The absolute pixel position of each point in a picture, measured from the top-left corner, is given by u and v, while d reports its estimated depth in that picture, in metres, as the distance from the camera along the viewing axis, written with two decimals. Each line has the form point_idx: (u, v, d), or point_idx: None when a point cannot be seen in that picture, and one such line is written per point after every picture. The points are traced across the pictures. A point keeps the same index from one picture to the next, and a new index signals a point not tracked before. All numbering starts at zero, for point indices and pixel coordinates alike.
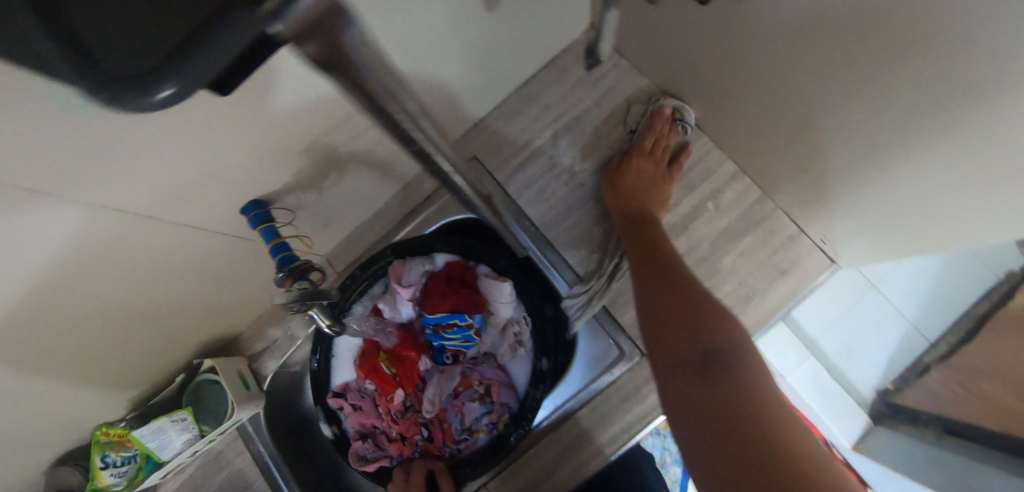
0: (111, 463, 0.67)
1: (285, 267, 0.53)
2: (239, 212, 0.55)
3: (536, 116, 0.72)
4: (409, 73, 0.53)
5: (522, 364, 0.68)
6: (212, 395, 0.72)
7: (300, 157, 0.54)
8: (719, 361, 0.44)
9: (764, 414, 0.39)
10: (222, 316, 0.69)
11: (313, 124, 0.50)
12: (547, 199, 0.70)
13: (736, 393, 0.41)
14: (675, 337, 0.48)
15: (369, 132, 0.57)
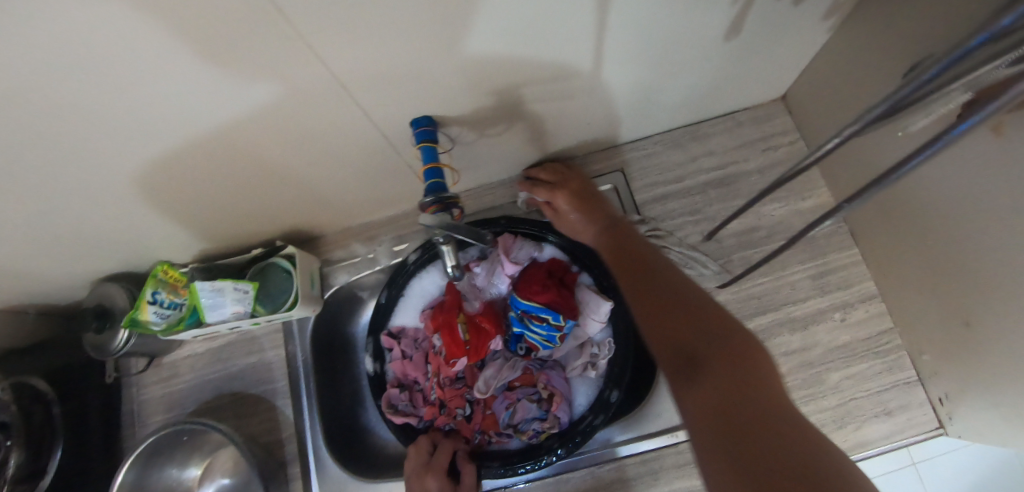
0: (159, 302, 0.66)
1: (433, 194, 0.51)
2: (408, 123, 0.54)
3: (695, 156, 0.72)
4: (618, 62, 0.53)
5: (588, 386, 0.65)
6: (279, 281, 0.70)
7: (489, 100, 0.54)
8: (713, 317, 0.36)
9: (755, 368, 0.32)
10: (325, 210, 0.70)
11: (518, 71, 0.50)
12: (677, 238, 0.69)
13: (729, 349, 0.33)
14: (652, 303, 0.40)
15: (554, 101, 0.58)
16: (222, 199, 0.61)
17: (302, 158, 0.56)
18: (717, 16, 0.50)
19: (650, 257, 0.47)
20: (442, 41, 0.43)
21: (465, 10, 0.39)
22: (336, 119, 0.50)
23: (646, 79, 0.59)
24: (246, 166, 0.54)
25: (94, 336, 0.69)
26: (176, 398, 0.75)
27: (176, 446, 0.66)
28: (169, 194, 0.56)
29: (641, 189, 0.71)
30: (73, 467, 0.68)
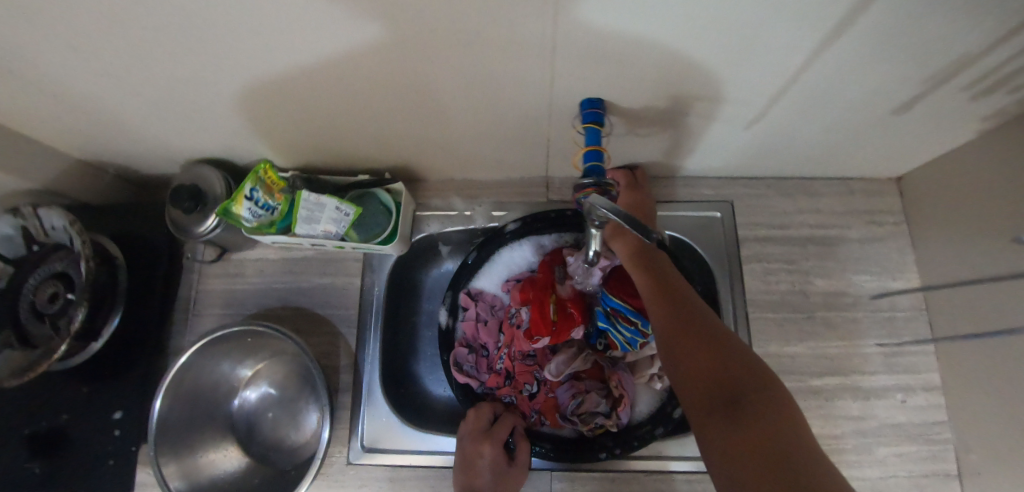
0: (256, 200, 0.64)
1: (594, 177, 0.53)
2: (570, 101, 0.55)
3: (802, 209, 0.74)
4: (780, 99, 0.54)
5: (650, 395, 0.67)
6: (375, 213, 0.69)
7: (652, 100, 0.54)
8: (747, 369, 0.41)
9: (784, 424, 0.36)
10: (437, 156, 0.70)
11: (695, 80, 0.51)
12: (767, 281, 0.70)
13: (762, 394, 0.38)
14: (698, 361, 0.43)
15: (705, 117, 0.58)
16: (350, 120, 0.61)
17: (448, 104, 0.56)
18: (896, 86, 0.51)
19: (686, 299, 0.50)
20: (646, 37, 0.43)
21: (687, 14, 0.40)
22: (507, 79, 0.50)
23: (793, 124, 0.60)
24: (395, 94, 0.54)
25: (178, 213, 0.68)
26: (235, 296, 0.74)
27: (237, 344, 0.65)
28: (313, 100, 0.56)
29: (744, 225, 0.73)
30: (125, 334, 0.68)
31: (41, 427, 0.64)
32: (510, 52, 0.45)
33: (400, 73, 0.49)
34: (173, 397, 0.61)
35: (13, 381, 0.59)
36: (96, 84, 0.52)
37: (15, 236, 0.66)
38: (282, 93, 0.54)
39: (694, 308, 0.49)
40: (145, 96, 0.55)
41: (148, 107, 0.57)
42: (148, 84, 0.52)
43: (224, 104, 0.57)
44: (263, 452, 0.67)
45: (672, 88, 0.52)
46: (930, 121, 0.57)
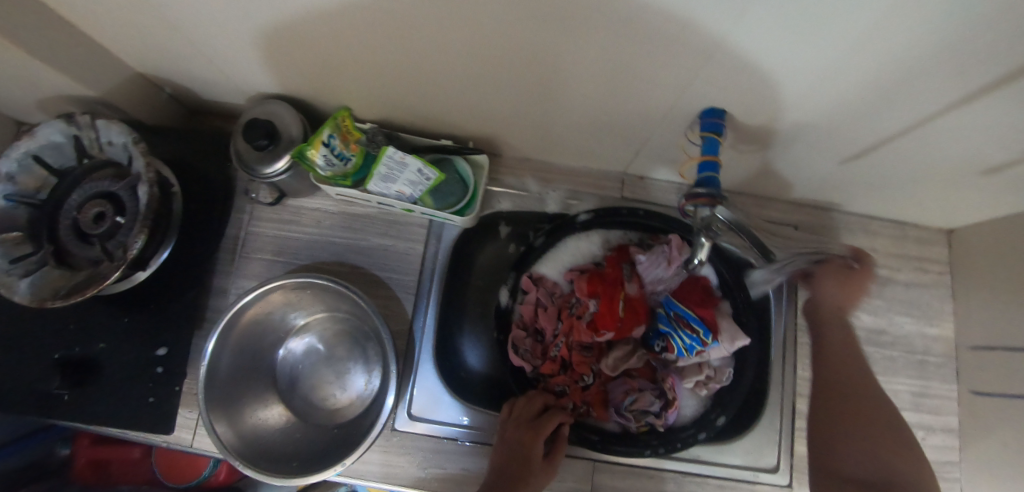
0: (331, 147, 0.60)
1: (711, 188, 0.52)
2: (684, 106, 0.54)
3: (860, 245, 0.76)
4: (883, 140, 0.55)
5: (693, 401, 0.69)
6: (453, 182, 0.66)
7: (765, 119, 0.55)
8: (886, 418, 0.61)
9: (909, 465, 0.57)
10: (521, 135, 0.68)
11: (816, 107, 0.51)
12: None
13: (887, 424, 0.61)
14: (852, 402, 0.62)
15: (804, 143, 0.59)
16: (449, 84, 0.58)
17: (559, 87, 0.55)
18: (997, 148, 0.52)
19: (851, 347, 0.65)
20: (793, 61, 0.43)
21: (844, 46, 0.40)
22: (633, 76, 0.50)
23: (880, 164, 0.61)
24: (510, 68, 0.52)
25: (245, 147, 0.64)
26: (286, 245, 0.70)
27: (296, 294, 0.63)
28: (419, 56, 0.53)
29: (804, 252, 0.75)
30: (171, 268, 0.65)
31: (74, 353, 0.61)
32: (652, 52, 0.44)
33: (526, 51, 0.48)
34: (226, 342, 0.59)
35: (57, 302, 0.56)
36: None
37: (65, 146, 0.62)
38: (390, 43, 0.51)
39: (829, 333, 0.66)
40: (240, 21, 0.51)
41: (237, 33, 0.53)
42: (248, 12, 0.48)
43: (321, 43, 0.53)
44: (303, 408, 0.65)
45: (792, 109, 0.52)
46: (1011, 186, 0.59)
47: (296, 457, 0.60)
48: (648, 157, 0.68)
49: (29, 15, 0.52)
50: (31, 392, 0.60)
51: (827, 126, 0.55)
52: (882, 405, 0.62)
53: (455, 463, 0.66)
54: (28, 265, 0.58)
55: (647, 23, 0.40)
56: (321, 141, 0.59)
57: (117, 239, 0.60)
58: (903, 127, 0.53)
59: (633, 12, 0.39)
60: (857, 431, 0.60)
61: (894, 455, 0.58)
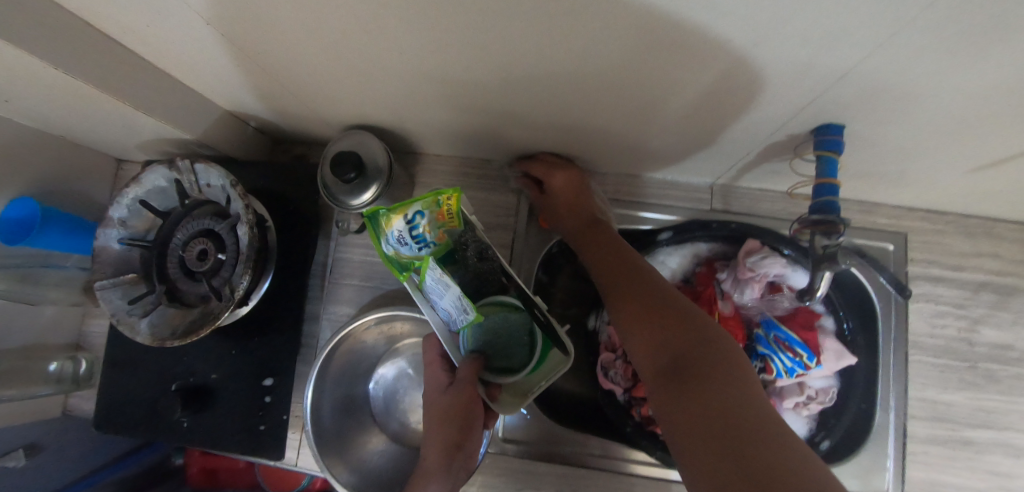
0: (412, 225, 0.49)
1: (837, 214, 0.48)
2: (792, 124, 0.50)
3: (981, 252, 0.68)
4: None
5: (795, 423, 0.65)
6: (512, 334, 0.53)
7: (881, 129, 0.50)
8: (709, 347, 0.42)
9: (730, 390, 0.38)
10: (600, 149, 0.66)
11: (948, 118, 0.45)
12: (932, 324, 0.67)
13: (720, 363, 0.41)
14: (685, 353, 0.42)
15: (925, 150, 0.53)
16: (528, 109, 0.57)
17: (646, 107, 0.52)
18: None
19: (649, 278, 0.52)
20: (929, 78, 0.39)
21: (997, 61, 0.35)
22: (733, 97, 0.46)
23: (1015, 171, 0.54)
24: (597, 92, 0.50)
25: (332, 179, 0.65)
26: (373, 270, 0.71)
27: (389, 326, 0.65)
28: (503, 84, 0.51)
29: (915, 261, 0.69)
30: (268, 298, 0.68)
31: (190, 382, 0.65)
32: (762, 75, 0.41)
33: (616, 76, 0.45)
34: (324, 381, 0.61)
35: (175, 341, 0.59)
36: (282, 46, 0.47)
37: (168, 189, 0.66)
38: (475, 75, 0.49)
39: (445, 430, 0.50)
40: (327, 62, 0.50)
41: (322, 73, 0.53)
42: (336, 54, 0.48)
43: (403, 77, 0.52)
44: (399, 433, 0.66)
45: (926, 118, 0.46)
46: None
47: (398, 481, 0.62)
48: (739, 167, 0.64)
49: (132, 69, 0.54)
50: (157, 418, 0.66)
51: (956, 137, 0.49)
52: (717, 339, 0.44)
53: (549, 485, 0.66)
54: (147, 303, 0.63)
55: (762, 48, 0.37)
56: (405, 213, 0.49)
57: (221, 276, 0.64)
58: None
59: (748, 39, 0.35)
60: (715, 374, 0.39)
61: (704, 374, 0.40)
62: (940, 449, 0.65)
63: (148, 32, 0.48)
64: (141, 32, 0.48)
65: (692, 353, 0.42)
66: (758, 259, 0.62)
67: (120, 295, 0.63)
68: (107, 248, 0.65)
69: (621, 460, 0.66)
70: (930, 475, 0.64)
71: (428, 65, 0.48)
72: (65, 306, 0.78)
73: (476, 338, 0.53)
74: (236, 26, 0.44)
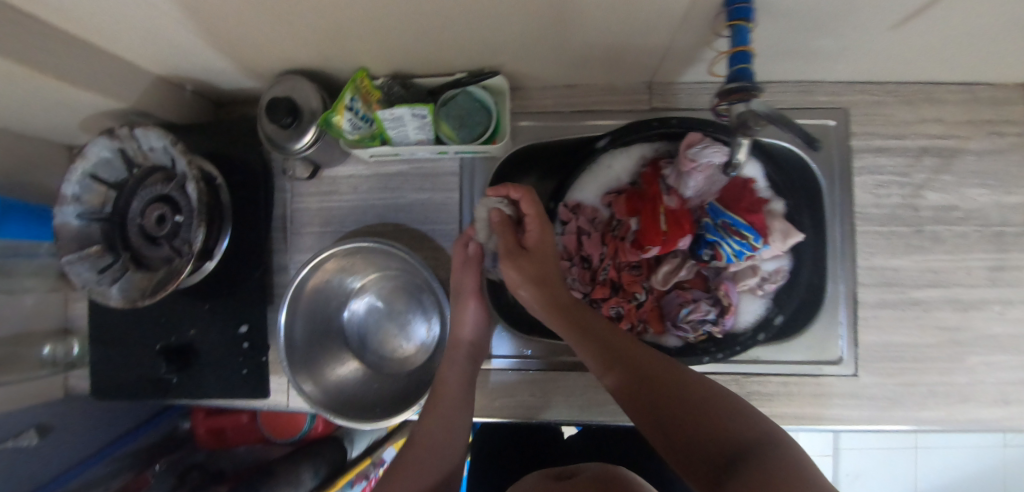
0: (355, 111, 0.60)
1: (744, 82, 0.49)
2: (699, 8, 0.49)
3: (923, 118, 0.69)
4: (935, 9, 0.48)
5: (754, 305, 0.67)
6: (468, 107, 0.64)
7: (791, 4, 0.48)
8: (670, 372, 0.48)
9: (688, 401, 0.45)
10: (529, 66, 0.65)
11: None
12: (877, 195, 0.68)
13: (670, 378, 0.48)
14: (642, 379, 0.48)
15: (844, 21, 0.52)
16: (441, 33, 0.56)
17: (551, 13, 0.51)
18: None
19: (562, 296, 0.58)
20: None
21: None
22: None
23: (933, 31, 0.54)
24: (496, 3, 0.49)
25: (272, 128, 0.65)
26: (332, 214, 0.72)
27: (348, 260, 0.66)
28: (415, 10, 0.50)
29: (858, 135, 0.69)
30: (230, 255, 0.70)
31: (172, 342, 0.68)
32: None
33: None
34: (296, 310, 0.63)
35: (146, 300, 0.61)
36: (182, 2, 0.46)
37: (114, 159, 0.65)
38: (372, 3, 0.48)
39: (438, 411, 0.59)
40: (236, 14, 0.50)
41: (237, 25, 0.53)
42: (243, 3, 0.48)
43: (306, 18, 0.51)
44: (375, 362, 0.71)
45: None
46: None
47: (376, 403, 0.67)
48: (668, 64, 0.64)
49: (51, 47, 0.53)
50: (146, 380, 0.69)
51: (871, 6, 0.48)
52: (660, 358, 0.51)
53: (524, 393, 0.70)
54: (114, 272, 0.64)
55: None
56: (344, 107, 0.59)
57: (182, 237, 0.65)
58: None
59: None
60: (672, 395, 0.46)
61: (665, 395, 0.46)
62: (890, 312, 0.67)
63: (43, 1, 0.47)
64: (27, 3, 0.48)
65: (654, 380, 0.48)
66: (699, 149, 0.61)
67: (88, 267, 0.64)
68: (66, 225, 0.64)
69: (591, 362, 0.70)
70: (882, 337, 0.67)
71: (320, 0, 0.47)
72: (46, 294, 0.80)
73: (449, 129, 0.64)
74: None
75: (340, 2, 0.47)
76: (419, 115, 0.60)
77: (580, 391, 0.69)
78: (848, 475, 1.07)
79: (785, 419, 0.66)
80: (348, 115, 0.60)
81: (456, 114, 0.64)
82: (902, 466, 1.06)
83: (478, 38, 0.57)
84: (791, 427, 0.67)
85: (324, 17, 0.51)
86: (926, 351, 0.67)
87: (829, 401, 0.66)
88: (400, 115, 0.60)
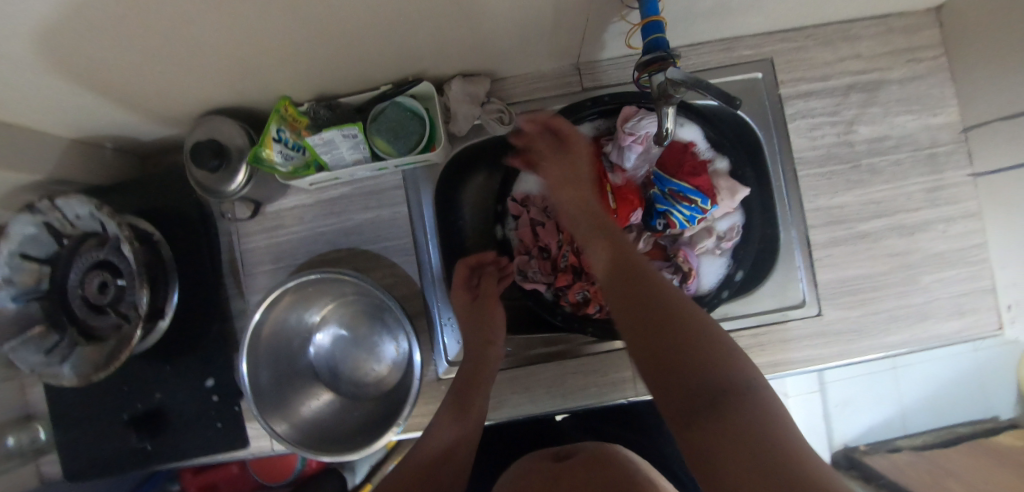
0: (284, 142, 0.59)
1: (661, 52, 0.48)
2: None
3: (843, 57, 0.70)
4: None
5: (714, 265, 0.69)
6: (400, 118, 0.62)
7: None
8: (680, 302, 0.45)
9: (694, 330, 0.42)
10: (452, 68, 0.64)
11: None
12: (813, 138, 0.70)
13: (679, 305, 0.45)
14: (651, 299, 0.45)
15: None
16: (352, 49, 0.54)
17: (457, 11, 0.50)
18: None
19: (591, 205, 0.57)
20: None
21: None
22: None
23: None
24: (398, 10, 0.47)
25: (200, 174, 0.62)
26: (282, 249, 0.70)
27: (300, 294, 0.65)
28: (319, 31, 0.48)
29: (786, 83, 0.70)
30: (182, 311, 0.67)
31: (140, 409, 0.66)
32: None
33: None
34: (257, 356, 0.62)
35: (102, 372, 0.58)
36: (59, 60, 0.44)
37: (40, 234, 0.61)
38: (269, 30, 0.46)
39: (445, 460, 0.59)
40: (132, 63, 0.47)
41: (136, 76, 0.50)
42: (134, 50, 0.45)
43: (204, 56, 0.49)
44: (352, 390, 0.70)
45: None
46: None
47: (359, 431, 0.66)
48: (590, 42, 0.63)
49: None
50: (118, 453, 0.66)
51: None
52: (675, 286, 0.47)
53: (507, 392, 0.70)
54: (63, 351, 0.61)
55: None
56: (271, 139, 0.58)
57: (127, 301, 0.62)
58: None
59: None
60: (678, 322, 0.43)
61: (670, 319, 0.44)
62: (842, 248, 0.69)
63: None
64: None
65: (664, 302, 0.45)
66: (635, 122, 0.62)
67: (33, 351, 0.60)
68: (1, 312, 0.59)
69: (565, 349, 0.71)
70: (839, 274, 0.69)
71: (212, 35, 0.45)
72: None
73: (385, 143, 0.63)
74: (11, 50, 0.41)
75: (234, 34, 0.45)
76: (350, 135, 0.59)
77: (561, 378, 0.69)
78: (835, 406, 1.11)
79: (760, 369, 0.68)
80: (277, 147, 0.59)
81: (388, 127, 0.62)
82: (884, 387, 1.10)
83: (393, 48, 0.56)
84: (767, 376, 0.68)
85: (224, 53, 0.49)
86: (881, 279, 0.69)
87: (799, 345, 0.68)
88: (331, 138, 0.58)
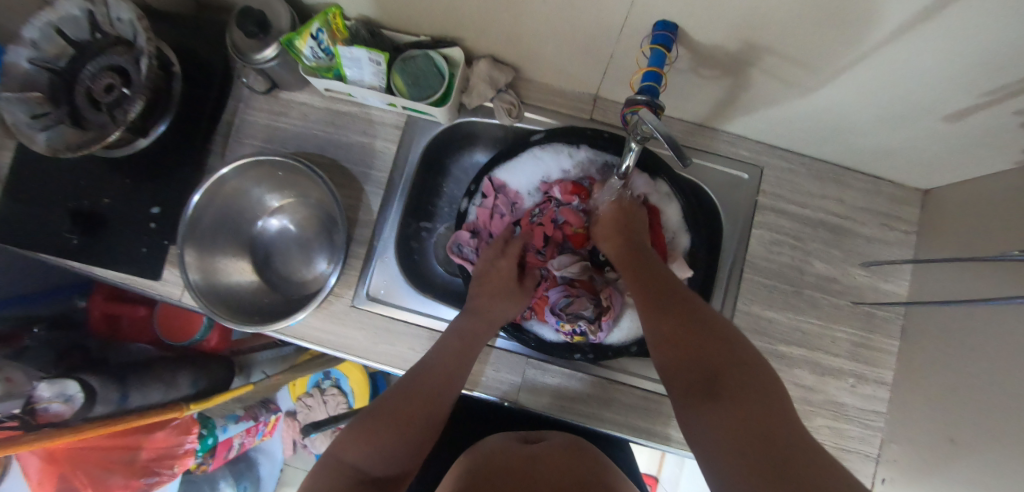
0: (318, 42, 0.63)
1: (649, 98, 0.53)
2: (633, 26, 0.54)
3: (826, 195, 0.75)
4: (834, 78, 0.54)
5: (635, 323, 0.71)
6: (425, 69, 0.68)
7: (709, 43, 0.54)
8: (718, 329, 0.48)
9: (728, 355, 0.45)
10: (488, 47, 0.70)
11: (755, 33, 0.50)
12: (770, 250, 0.74)
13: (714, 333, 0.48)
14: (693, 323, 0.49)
15: (759, 75, 0.58)
16: None
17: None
18: (959, 91, 0.50)
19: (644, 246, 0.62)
20: None
21: None
22: None
23: (837, 108, 0.60)
24: None
25: (237, 36, 0.67)
26: (276, 133, 0.76)
27: (269, 174, 0.69)
28: None
29: (767, 194, 0.75)
30: (164, 142, 0.72)
31: (83, 206, 0.70)
32: None
33: None
34: (207, 206, 0.65)
35: (69, 153, 0.63)
36: None
37: (81, 20, 0.68)
38: None
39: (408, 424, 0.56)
40: None
41: None
42: None
43: None
44: (274, 280, 0.74)
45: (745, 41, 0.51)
46: (978, 136, 0.56)
47: (258, 314, 0.69)
48: (612, 79, 0.69)
49: None
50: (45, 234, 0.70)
51: (780, 56, 0.53)
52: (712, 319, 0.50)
53: (404, 345, 0.72)
54: (47, 122, 0.66)
55: None
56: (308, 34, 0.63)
57: (123, 108, 0.68)
58: (848, 61, 0.50)
59: None
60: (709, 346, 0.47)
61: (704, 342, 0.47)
62: None
63: None
64: None
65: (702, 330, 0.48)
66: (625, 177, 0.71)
67: (23, 110, 0.66)
68: (16, 67, 0.66)
69: None
70: None
71: None
72: None
73: (402, 83, 0.68)
74: None
75: None
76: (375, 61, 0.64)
77: None
78: None
79: (634, 431, 0.70)
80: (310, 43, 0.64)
81: (411, 71, 0.68)
82: None
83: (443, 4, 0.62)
84: (637, 439, 0.70)
85: None
86: None
87: (678, 425, 0.70)
88: (359, 57, 0.64)
